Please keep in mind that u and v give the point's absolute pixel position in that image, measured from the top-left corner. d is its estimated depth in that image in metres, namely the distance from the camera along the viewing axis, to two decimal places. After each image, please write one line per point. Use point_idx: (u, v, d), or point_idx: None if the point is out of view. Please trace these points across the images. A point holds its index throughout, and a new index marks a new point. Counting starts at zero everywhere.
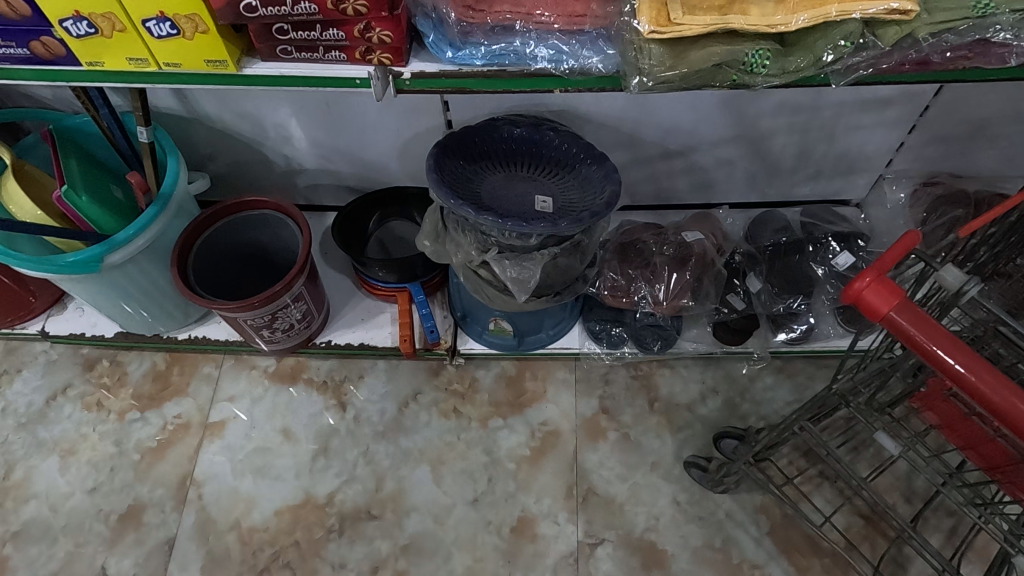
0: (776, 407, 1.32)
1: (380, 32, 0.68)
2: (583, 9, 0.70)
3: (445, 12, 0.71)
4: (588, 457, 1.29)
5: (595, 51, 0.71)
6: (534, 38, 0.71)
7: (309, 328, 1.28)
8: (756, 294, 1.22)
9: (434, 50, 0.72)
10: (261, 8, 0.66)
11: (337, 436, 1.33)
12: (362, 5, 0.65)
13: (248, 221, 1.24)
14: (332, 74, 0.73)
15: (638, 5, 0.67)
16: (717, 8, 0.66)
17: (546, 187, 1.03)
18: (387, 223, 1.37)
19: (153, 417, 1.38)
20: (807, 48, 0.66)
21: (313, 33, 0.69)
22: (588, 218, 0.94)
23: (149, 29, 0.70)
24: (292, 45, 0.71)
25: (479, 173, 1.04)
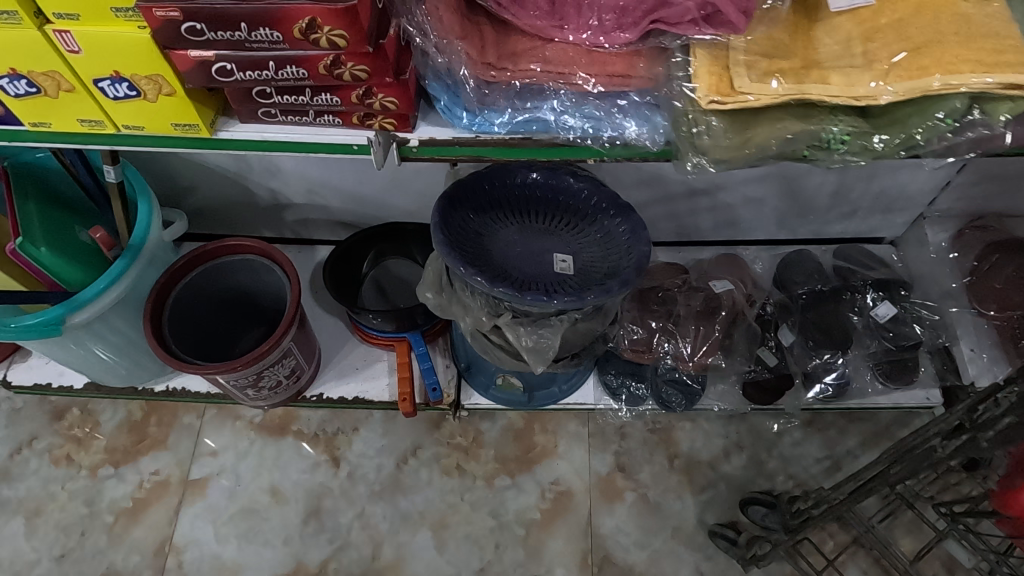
0: (806, 465, 1.22)
1: (384, 98, 0.56)
2: (627, 68, 0.58)
3: (462, 76, 0.59)
4: (603, 521, 1.19)
5: (642, 120, 0.61)
6: (569, 103, 0.60)
7: (299, 381, 1.17)
8: (789, 348, 1.12)
9: (446, 116, 0.62)
10: (238, 72, 0.54)
11: (330, 496, 1.23)
12: (360, 70, 0.53)
13: (230, 266, 1.11)
14: (324, 140, 0.62)
15: (694, 68, 0.56)
16: (790, 74, 0.55)
17: (566, 241, 0.91)
18: (383, 261, 1.24)
19: (128, 474, 1.26)
20: (900, 123, 0.55)
21: (301, 97, 0.57)
22: (618, 287, 0.82)
23: (102, 90, 0.58)
24: (277, 108, 0.60)
25: (491, 225, 0.91)
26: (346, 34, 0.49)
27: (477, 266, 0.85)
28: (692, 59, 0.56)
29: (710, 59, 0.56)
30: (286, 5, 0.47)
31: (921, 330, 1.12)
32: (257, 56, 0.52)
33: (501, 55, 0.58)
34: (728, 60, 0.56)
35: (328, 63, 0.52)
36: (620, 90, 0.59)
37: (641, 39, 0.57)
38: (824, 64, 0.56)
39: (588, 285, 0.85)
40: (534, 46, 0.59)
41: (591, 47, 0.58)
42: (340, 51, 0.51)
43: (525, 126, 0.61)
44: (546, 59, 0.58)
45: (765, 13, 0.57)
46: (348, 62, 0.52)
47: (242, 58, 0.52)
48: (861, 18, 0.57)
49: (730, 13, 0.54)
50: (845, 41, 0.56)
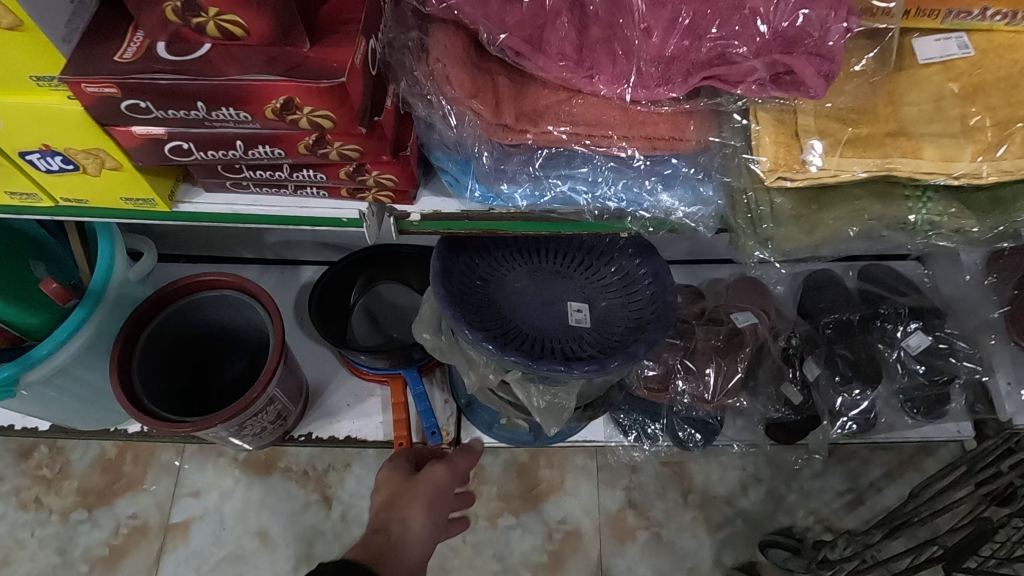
0: (827, 498, 1.16)
1: (379, 175, 0.52)
2: (676, 132, 0.51)
3: (477, 149, 0.53)
4: (614, 563, 1.12)
5: (688, 192, 0.56)
6: (605, 174, 0.55)
7: (287, 421, 1.08)
8: (814, 383, 1.03)
9: (455, 188, 0.57)
10: (196, 152, 0.49)
11: (323, 540, 1.15)
12: (349, 149, 0.49)
13: (206, 303, 1.00)
14: (307, 212, 0.56)
15: (756, 137, 0.50)
16: (870, 141, 0.50)
17: (582, 287, 0.81)
18: (374, 287, 1.14)
19: (103, 518, 1.18)
20: (1002, 207, 0.53)
21: (279, 174, 0.53)
22: (643, 351, 0.74)
23: (32, 163, 0.52)
24: (250, 181, 0.55)
25: (496, 269, 0.81)
26: (331, 113, 0.45)
27: (482, 323, 0.76)
28: (753, 123, 0.51)
29: (774, 124, 0.50)
30: (259, 85, 0.43)
31: (958, 363, 1.03)
32: (223, 135, 0.48)
33: (519, 114, 0.50)
34: (796, 126, 0.50)
35: (311, 142, 0.48)
36: (666, 153, 0.53)
37: (689, 98, 0.51)
38: (913, 131, 0.50)
39: (608, 345, 0.76)
40: (559, 100, 0.51)
41: (628, 105, 0.51)
42: (325, 131, 0.47)
43: (555, 203, 0.56)
44: (574, 118, 0.51)
45: (852, 71, 0.50)
46: (335, 141, 0.48)
47: (203, 136, 0.48)
48: (957, 71, 0.52)
49: (805, 69, 0.47)
50: (936, 99, 0.51)
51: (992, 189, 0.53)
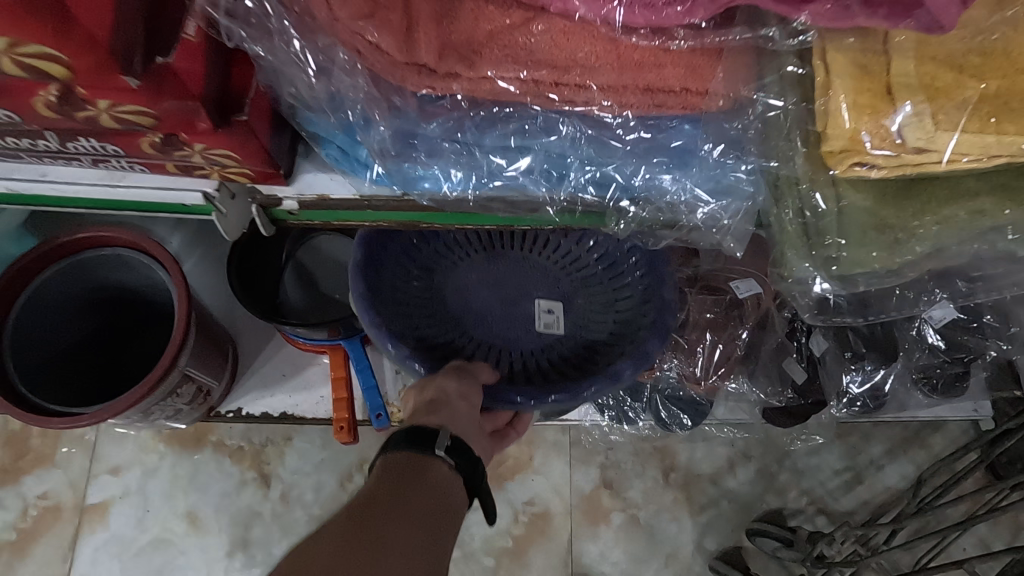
0: (822, 478, 1.04)
1: (203, 149, 0.40)
2: (704, 81, 0.36)
3: (362, 113, 0.39)
4: (586, 548, 1.01)
5: (708, 179, 0.44)
6: (581, 147, 0.41)
7: (210, 396, 0.93)
8: (820, 359, 0.88)
9: (344, 166, 0.45)
10: None
11: (261, 523, 1.03)
12: (130, 113, 0.36)
13: (92, 263, 0.82)
14: (121, 188, 0.45)
15: (837, 103, 0.36)
16: (981, 108, 0.35)
17: (555, 280, 0.76)
18: (310, 239, 0.96)
19: (9, 499, 1.03)
20: None
21: (49, 143, 0.40)
22: (628, 368, 0.69)
23: None
24: (24, 152, 0.42)
25: (444, 257, 0.75)
26: (61, 56, 0.31)
27: (422, 330, 0.72)
28: (823, 92, 0.37)
29: (855, 77, 0.36)
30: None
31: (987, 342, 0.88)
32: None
33: (443, 48, 0.33)
34: (890, 78, 0.35)
35: (55, 100, 0.34)
36: (677, 113, 0.37)
37: (713, 28, 0.34)
38: None
39: (581, 357, 0.73)
40: (512, 25, 0.33)
41: (620, 35, 0.33)
42: (70, 84, 0.33)
43: (506, 190, 0.45)
44: (534, 57, 0.34)
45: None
46: (97, 101, 0.34)
47: None
48: None
49: None
50: None
51: None
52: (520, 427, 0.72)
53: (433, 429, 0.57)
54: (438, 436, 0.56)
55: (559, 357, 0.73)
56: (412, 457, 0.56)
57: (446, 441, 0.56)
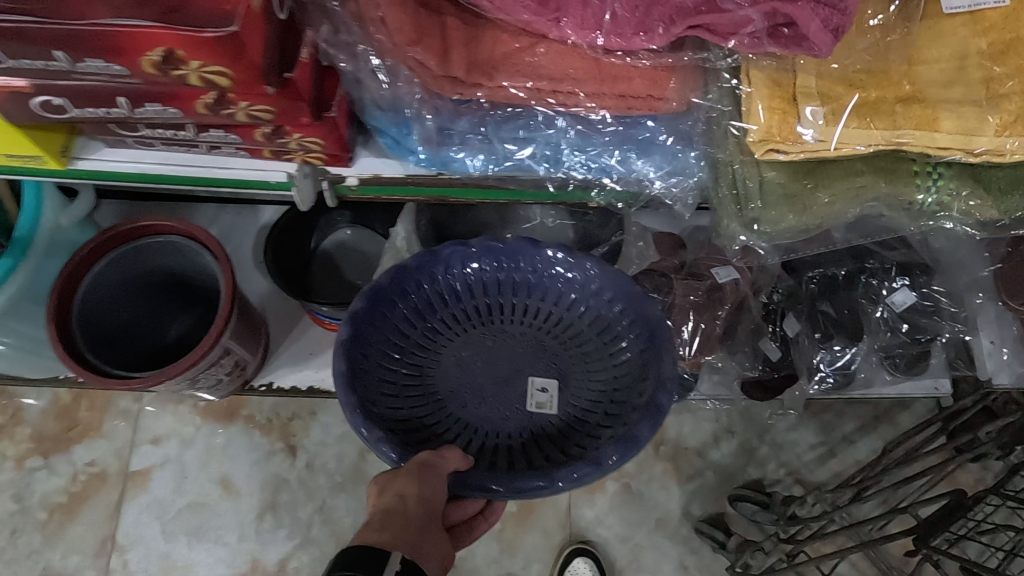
0: (799, 452, 1.14)
1: (302, 138, 0.49)
2: (651, 91, 0.46)
3: (414, 109, 0.48)
4: (583, 513, 1.11)
5: (665, 159, 0.52)
6: (569, 142, 0.51)
7: (246, 371, 1.04)
8: (793, 340, 1.00)
9: (395, 151, 0.52)
10: (73, 109, 0.44)
11: (288, 489, 1.13)
12: (261, 112, 0.44)
13: (152, 249, 0.93)
14: (229, 173, 0.53)
15: (750, 101, 0.45)
16: (880, 107, 0.45)
17: (550, 359, 0.79)
18: (338, 232, 1.08)
19: (60, 465, 1.14)
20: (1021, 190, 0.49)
21: (185, 133, 0.48)
22: (610, 455, 0.70)
23: None
24: (157, 141, 0.50)
25: (442, 330, 0.80)
26: (225, 69, 0.40)
27: (407, 407, 0.76)
28: (745, 83, 0.45)
29: (769, 85, 0.45)
30: (129, 33, 0.38)
31: (940, 322, 1.00)
32: (104, 91, 0.43)
33: (471, 64, 0.44)
34: (795, 88, 0.45)
35: (210, 101, 0.43)
36: (643, 113, 0.48)
37: (672, 49, 0.44)
38: (932, 98, 0.45)
39: (567, 436, 0.75)
40: (520, 47, 0.44)
41: (601, 56, 0.44)
42: (224, 90, 0.42)
43: (515, 171, 0.53)
44: (537, 71, 0.44)
45: (869, 25, 0.45)
46: (241, 101, 0.43)
47: (86, 91, 0.43)
48: (985, 24, 0.45)
49: (808, 22, 0.39)
50: (958, 58, 0.45)
51: (1013, 168, 0.49)
52: (492, 515, 0.73)
53: (384, 553, 0.57)
54: (389, 559, 0.57)
55: (545, 440, 0.75)
56: None
57: (397, 565, 0.57)
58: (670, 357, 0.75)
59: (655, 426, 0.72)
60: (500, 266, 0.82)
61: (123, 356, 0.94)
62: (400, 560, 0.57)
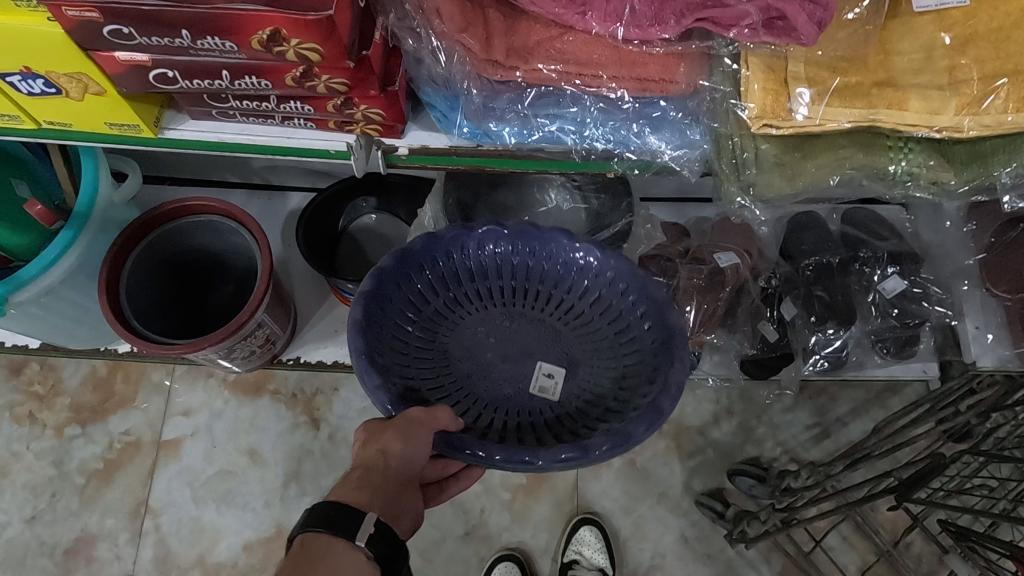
0: (794, 432, 1.21)
1: (368, 109, 0.55)
2: (664, 74, 0.52)
3: (465, 86, 0.54)
4: (590, 486, 1.18)
5: (676, 135, 0.59)
6: (593, 116, 0.57)
7: (276, 346, 1.10)
8: (790, 323, 1.08)
9: (443, 125, 0.59)
10: (181, 80, 0.50)
11: (311, 459, 1.20)
12: (338, 83, 0.50)
13: (194, 228, 1.00)
14: (296, 143, 0.59)
15: (747, 85, 0.52)
16: (865, 91, 0.52)
17: (563, 349, 0.78)
18: (363, 216, 1.14)
19: (97, 434, 1.21)
20: (982, 163, 0.55)
21: (266, 104, 0.54)
22: (597, 446, 0.68)
23: (14, 85, 0.52)
24: (238, 112, 0.56)
25: (461, 302, 0.80)
26: (319, 47, 0.46)
27: (413, 366, 0.75)
28: (744, 68, 0.52)
29: (765, 72, 0.52)
30: (243, 18, 0.43)
31: (928, 307, 1.07)
32: (209, 65, 0.48)
33: (509, 50, 0.51)
34: (786, 73, 0.52)
35: (298, 75, 0.49)
36: (656, 95, 0.54)
37: (682, 39, 0.51)
38: (902, 82, 0.52)
39: (562, 425, 0.74)
40: (551, 36, 0.51)
41: (621, 44, 0.51)
42: (312, 65, 0.48)
43: (543, 142, 0.59)
44: (563, 56, 0.51)
45: (845, 20, 0.51)
46: (323, 75, 0.49)
47: (190, 65, 0.48)
48: (951, 20, 0.52)
49: (798, 18, 0.47)
50: (926, 50, 0.52)
51: (972, 143, 0.55)
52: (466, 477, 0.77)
53: (360, 514, 0.59)
54: (364, 521, 0.59)
55: (540, 423, 0.74)
56: (330, 539, 0.58)
57: (370, 528, 0.59)
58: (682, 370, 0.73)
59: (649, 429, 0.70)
60: (531, 250, 0.82)
61: (163, 326, 1.00)
62: (375, 521, 0.59)
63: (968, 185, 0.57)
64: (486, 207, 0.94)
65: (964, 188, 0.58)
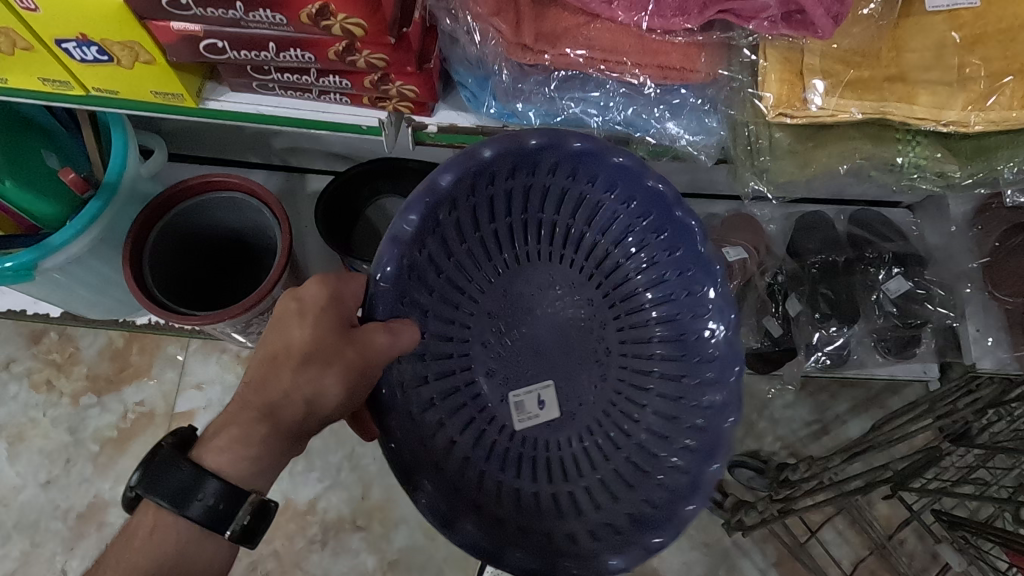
0: (794, 427, 1.23)
1: (402, 86, 0.57)
2: (684, 62, 0.55)
3: (496, 67, 0.57)
4: None
5: (694, 122, 0.61)
6: (615, 100, 0.60)
7: None
8: (794, 319, 1.11)
9: (471, 104, 0.61)
10: (230, 50, 0.53)
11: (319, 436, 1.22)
12: (378, 59, 0.53)
13: (217, 204, 1.02)
14: (330, 117, 0.62)
15: (764, 74, 0.54)
16: (876, 85, 0.54)
17: (603, 416, 0.71)
18: (377, 199, 1.15)
19: (112, 403, 1.24)
20: (986, 159, 0.58)
21: (306, 77, 0.57)
22: (416, 479, 0.64)
23: (67, 51, 0.54)
24: (278, 85, 0.59)
25: (561, 252, 0.72)
26: (363, 22, 0.48)
27: (474, 277, 0.71)
28: (762, 59, 0.55)
29: (782, 62, 0.54)
30: None
31: (931, 309, 1.09)
32: (257, 37, 0.51)
33: (538, 35, 0.54)
34: (802, 64, 0.54)
35: (340, 49, 0.51)
36: (677, 83, 0.57)
37: (703, 29, 0.53)
38: (912, 78, 0.54)
39: (512, 462, 0.69)
40: (578, 23, 0.53)
41: (646, 33, 0.53)
42: (355, 39, 0.50)
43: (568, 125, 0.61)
44: (590, 43, 0.54)
45: (861, 15, 0.53)
46: (364, 49, 0.52)
47: (240, 37, 0.51)
48: (960, 20, 0.54)
49: (816, 11, 0.49)
50: (937, 48, 0.54)
51: (978, 138, 0.57)
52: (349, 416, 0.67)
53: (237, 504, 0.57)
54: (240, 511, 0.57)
55: (491, 439, 0.70)
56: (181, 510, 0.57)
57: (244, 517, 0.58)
58: (697, 508, 0.67)
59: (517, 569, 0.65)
60: (682, 276, 0.72)
61: (179, 297, 1.03)
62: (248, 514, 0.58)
63: (973, 178, 0.60)
64: None
65: (968, 181, 0.61)
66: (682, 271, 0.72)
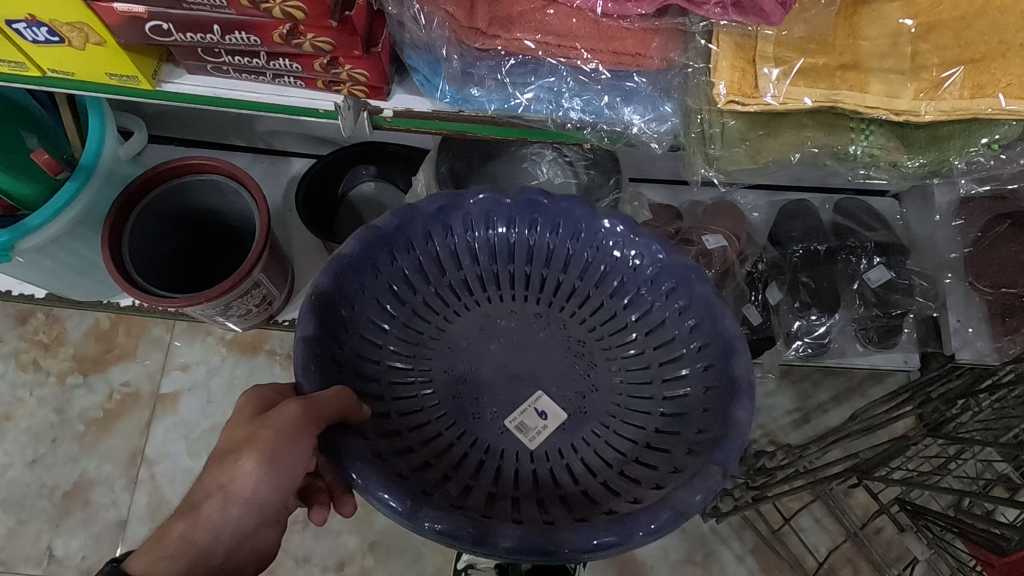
0: (775, 416, 1.23)
1: (353, 70, 0.57)
2: (637, 49, 0.55)
3: (445, 52, 0.57)
4: None
5: (647, 106, 0.61)
6: (569, 84, 0.59)
7: (272, 307, 1.13)
8: (774, 306, 1.09)
9: (425, 89, 0.61)
10: (177, 33, 0.53)
11: None
12: (324, 43, 0.53)
13: (198, 186, 1.03)
14: (287, 101, 0.62)
15: (716, 60, 0.54)
16: (827, 75, 0.54)
17: (614, 395, 0.70)
18: (358, 181, 1.16)
19: (98, 384, 1.25)
20: (938, 148, 0.58)
21: (257, 61, 0.57)
22: (426, 519, 0.60)
23: (19, 32, 0.55)
24: (232, 68, 0.60)
25: (488, 292, 0.74)
26: (302, 5, 0.49)
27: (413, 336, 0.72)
28: (715, 46, 0.54)
29: (734, 50, 0.54)
30: None
31: (912, 299, 1.08)
32: (201, 20, 0.52)
33: (492, 19, 0.54)
34: (755, 51, 0.54)
35: (285, 32, 0.52)
36: (631, 68, 0.57)
37: (658, 15, 0.53)
38: (866, 66, 0.54)
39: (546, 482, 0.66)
40: (532, 8, 0.53)
41: (599, 18, 0.53)
42: (298, 23, 0.51)
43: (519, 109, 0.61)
44: (543, 28, 0.53)
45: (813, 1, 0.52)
46: (308, 33, 0.52)
47: (184, 20, 0.52)
48: (917, 7, 0.53)
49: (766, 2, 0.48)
50: (892, 36, 0.53)
51: (932, 127, 0.57)
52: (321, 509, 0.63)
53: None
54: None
55: (512, 471, 0.67)
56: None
57: None
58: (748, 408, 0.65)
59: (584, 548, 0.59)
60: (599, 250, 0.75)
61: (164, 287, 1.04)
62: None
63: (924, 167, 0.60)
64: (478, 178, 0.96)
65: (921, 169, 0.61)
66: (597, 244, 0.75)
